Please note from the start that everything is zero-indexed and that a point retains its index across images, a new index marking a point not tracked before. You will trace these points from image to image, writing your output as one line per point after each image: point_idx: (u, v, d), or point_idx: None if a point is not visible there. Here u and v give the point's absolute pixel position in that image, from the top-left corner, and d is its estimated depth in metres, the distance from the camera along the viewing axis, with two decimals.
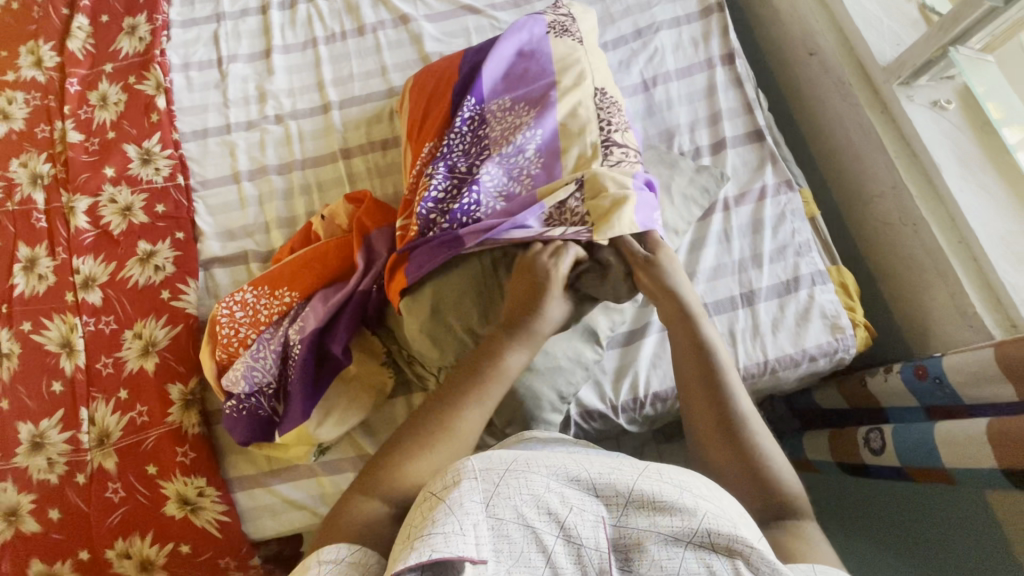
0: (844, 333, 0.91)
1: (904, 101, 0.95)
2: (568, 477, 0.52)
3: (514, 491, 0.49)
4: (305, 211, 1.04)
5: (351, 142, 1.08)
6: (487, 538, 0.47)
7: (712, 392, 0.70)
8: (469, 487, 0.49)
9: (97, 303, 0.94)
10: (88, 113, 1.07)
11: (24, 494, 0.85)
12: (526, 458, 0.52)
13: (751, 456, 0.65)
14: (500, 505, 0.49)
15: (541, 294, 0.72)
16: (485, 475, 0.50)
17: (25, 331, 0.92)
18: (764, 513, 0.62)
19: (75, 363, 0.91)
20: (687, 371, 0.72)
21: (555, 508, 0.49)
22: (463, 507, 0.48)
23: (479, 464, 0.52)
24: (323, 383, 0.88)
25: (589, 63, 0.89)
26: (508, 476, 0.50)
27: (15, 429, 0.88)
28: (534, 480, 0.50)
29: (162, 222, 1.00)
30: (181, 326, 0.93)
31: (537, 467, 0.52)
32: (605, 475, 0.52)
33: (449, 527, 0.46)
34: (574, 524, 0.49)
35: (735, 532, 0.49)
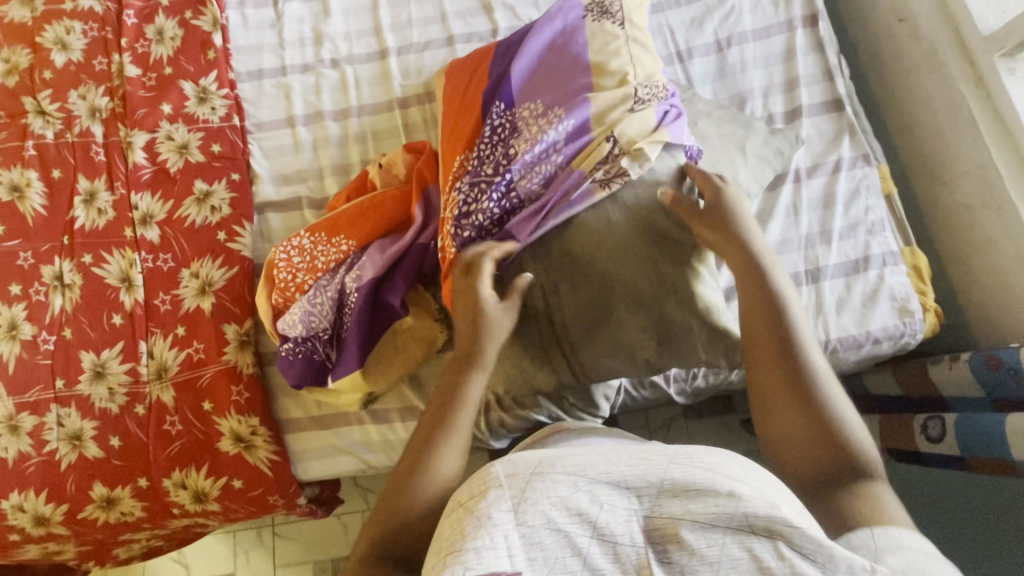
0: (913, 317, 0.88)
1: (1004, 75, 0.89)
2: (595, 471, 0.48)
3: (542, 497, 0.46)
4: (360, 159, 1.02)
5: (409, 91, 1.05)
6: (519, 549, 0.44)
7: (780, 342, 0.67)
8: (493, 497, 0.47)
9: (155, 241, 0.95)
10: (145, 47, 1.05)
11: (87, 421, 0.88)
12: (550, 459, 0.49)
13: (821, 411, 0.63)
14: (527, 512, 0.46)
15: (487, 323, 0.70)
16: (509, 483, 0.48)
17: (86, 263, 0.93)
18: (831, 472, 0.61)
19: (134, 298, 0.92)
20: (754, 308, 0.69)
21: (585, 508, 0.46)
22: (491, 519, 0.45)
23: (502, 470, 0.49)
24: (376, 332, 0.87)
25: (629, 47, 0.80)
26: (533, 479, 0.48)
27: (78, 358, 0.90)
28: (559, 480, 0.47)
29: (218, 163, 1.00)
30: (237, 267, 0.94)
31: (561, 466, 0.48)
32: (634, 466, 0.49)
33: (480, 543, 0.44)
34: (606, 523, 0.46)
35: (776, 513, 0.45)
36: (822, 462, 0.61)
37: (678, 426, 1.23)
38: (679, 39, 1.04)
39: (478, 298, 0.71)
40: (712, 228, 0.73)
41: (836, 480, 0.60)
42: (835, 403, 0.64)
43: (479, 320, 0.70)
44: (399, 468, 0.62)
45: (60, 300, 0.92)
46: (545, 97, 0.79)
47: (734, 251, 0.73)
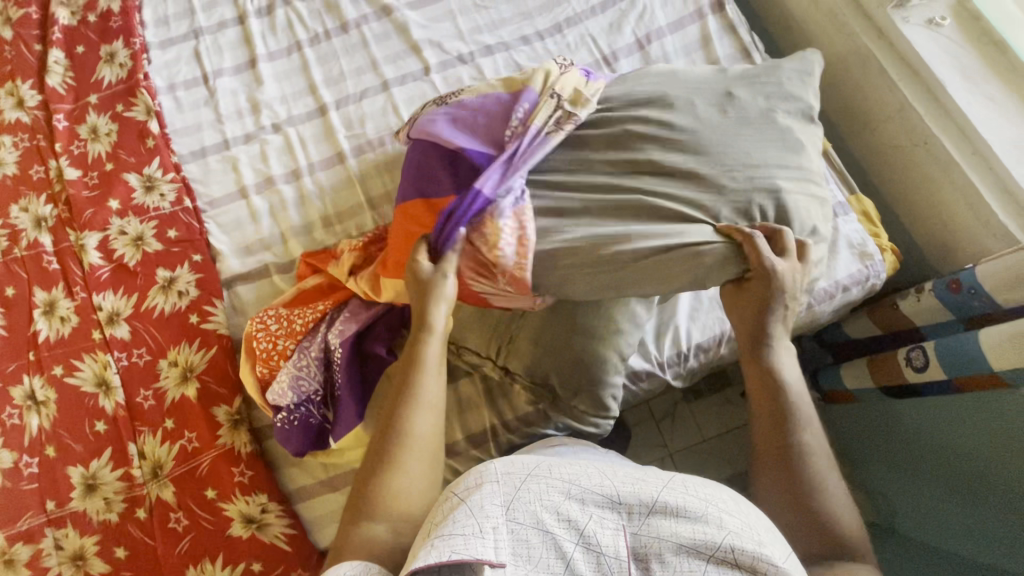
0: (873, 259, 0.92)
1: (901, 24, 0.96)
2: (590, 484, 0.53)
3: (535, 498, 0.51)
4: (320, 216, 1.02)
5: (355, 141, 1.06)
6: (506, 543, 0.48)
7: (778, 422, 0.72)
8: (490, 490, 0.51)
9: (126, 337, 0.92)
10: (81, 148, 1.04)
11: (87, 537, 0.84)
12: (549, 465, 0.54)
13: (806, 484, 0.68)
14: (518, 508, 0.50)
15: (432, 293, 0.72)
16: (505, 479, 0.52)
17: (58, 375, 0.90)
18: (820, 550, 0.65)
19: (114, 400, 0.89)
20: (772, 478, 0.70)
21: (574, 516, 0.50)
22: (483, 510, 0.49)
23: (500, 467, 0.53)
24: (368, 384, 0.88)
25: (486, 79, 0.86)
26: (529, 480, 0.52)
27: (65, 474, 0.86)
28: (555, 486, 0.52)
29: (176, 247, 0.98)
30: (216, 347, 0.92)
31: (557, 475, 0.53)
32: (630, 485, 0.53)
33: (470, 530, 0.47)
34: (592, 532, 0.50)
35: (759, 549, 0.48)
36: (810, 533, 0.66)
37: (682, 410, 1.25)
38: (602, 44, 1.09)
39: (418, 273, 0.74)
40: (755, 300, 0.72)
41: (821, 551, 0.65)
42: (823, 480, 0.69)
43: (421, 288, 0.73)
44: (371, 444, 0.68)
45: (36, 419, 0.89)
46: (490, 130, 0.79)
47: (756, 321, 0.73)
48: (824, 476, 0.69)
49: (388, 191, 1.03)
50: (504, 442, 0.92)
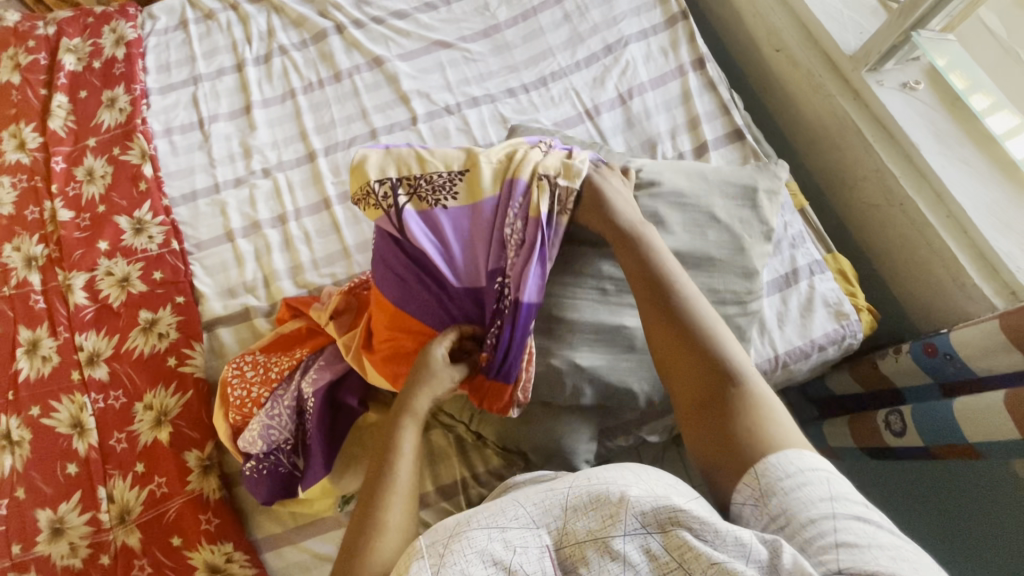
0: (849, 319, 0.91)
1: (875, 87, 0.98)
2: (506, 518, 0.51)
3: (459, 553, 0.48)
4: (304, 260, 1.04)
5: (341, 188, 1.09)
6: None
7: (657, 290, 0.68)
8: (417, 566, 0.49)
9: (104, 379, 0.94)
10: (77, 189, 1.07)
11: None
12: (466, 518, 0.52)
13: (699, 339, 0.63)
14: (447, 574, 0.47)
15: (419, 373, 0.73)
16: (429, 550, 0.50)
17: (34, 415, 0.91)
18: (720, 389, 0.59)
19: (87, 442, 0.90)
20: (675, 355, 0.63)
21: (499, 554, 0.48)
22: None
23: (424, 541, 0.52)
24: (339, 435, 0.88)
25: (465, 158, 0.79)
26: (452, 541, 0.50)
27: (34, 517, 0.86)
28: (474, 536, 0.50)
29: (161, 289, 1.00)
30: (191, 391, 0.93)
31: (475, 524, 0.51)
32: (540, 504, 0.52)
33: None
34: (519, 564, 0.47)
35: (662, 502, 0.48)
36: (704, 379, 0.60)
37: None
38: (584, 98, 1.12)
39: (427, 355, 0.74)
40: (589, 205, 0.77)
41: (721, 390, 0.59)
42: (717, 330, 0.63)
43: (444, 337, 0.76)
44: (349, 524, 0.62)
45: (9, 459, 0.89)
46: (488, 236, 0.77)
47: (600, 216, 0.76)
48: (714, 328, 0.64)
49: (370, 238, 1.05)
50: (475, 495, 0.90)
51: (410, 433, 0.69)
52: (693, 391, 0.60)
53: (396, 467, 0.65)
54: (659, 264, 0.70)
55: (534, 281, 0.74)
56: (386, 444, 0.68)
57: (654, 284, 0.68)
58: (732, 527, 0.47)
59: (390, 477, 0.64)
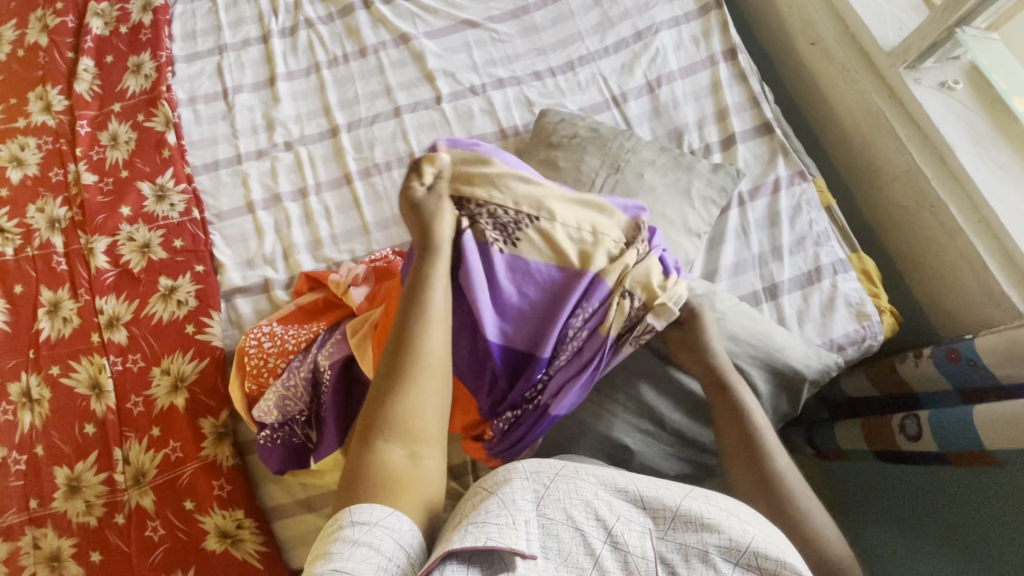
0: (870, 320, 0.90)
1: (912, 85, 0.95)
2: (617, 487, 0.54)
3: (565, 496, 0.52)
4: (324, 236, 1.04)
5: (362, 164, 1.09)
6: (535, 536, 0.49)
7: (752, 456, 0.71)
8: (521, 485, 0.52)
9: (124, 342, 0.95)
10: (101, 154, 1.08)
11: (65, 539, 0.85)
12: (578, 467, 0.55)
13: (790, 510, 0.67)
14: (550, 507, 0.51)
15: (437, 233, 0.73)
16: (536, 480, 0.53)
17: (54, 374, 0.93)
18: (807, 570, 0.64)
19: (105, 404, 0.91)
20: (764, 520, 0.67)
21: (603, 514, 0.51)
22: (515, 502, 0.51)
23: (530, 466, 0.55)
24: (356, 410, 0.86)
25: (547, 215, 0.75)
26: (560, 478, 0.53)
27: (51, 474, 0.88)
28: (585, 487, 0.53)
29: (181, 257, 1.01)
30: (208, 359, 0.93)
31: (585, 473, 0.54)
32: (655, 489, 0.54)
33: (503, 520, 0.49)
34: (621, 532, 0.50)
35: (784, 558, 0.50)
36: (792, 557, 0.65)
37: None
38: (612, 85, 1.10)
39: (435, 233, 0.73)
40: (684, 340, 0.76)
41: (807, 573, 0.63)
42: (807, 507, 0.67)
43: (427, 255, 0.72)
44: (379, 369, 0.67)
45: (29, 416, 0.91)
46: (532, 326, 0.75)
47: (700, 364, 0.76)
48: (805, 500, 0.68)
49: (390, 216, 1.05)
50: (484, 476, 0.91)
51: (440, 300, 0.69)
52: None
53: (428, 325, 0.67)
54: (755, 428, 0.72)
55: (574, 396, 0.73)
56: (412, 303, 0.69)
57: (750, 448, 0.71)
58: None
59: (419, 334, 0.67)
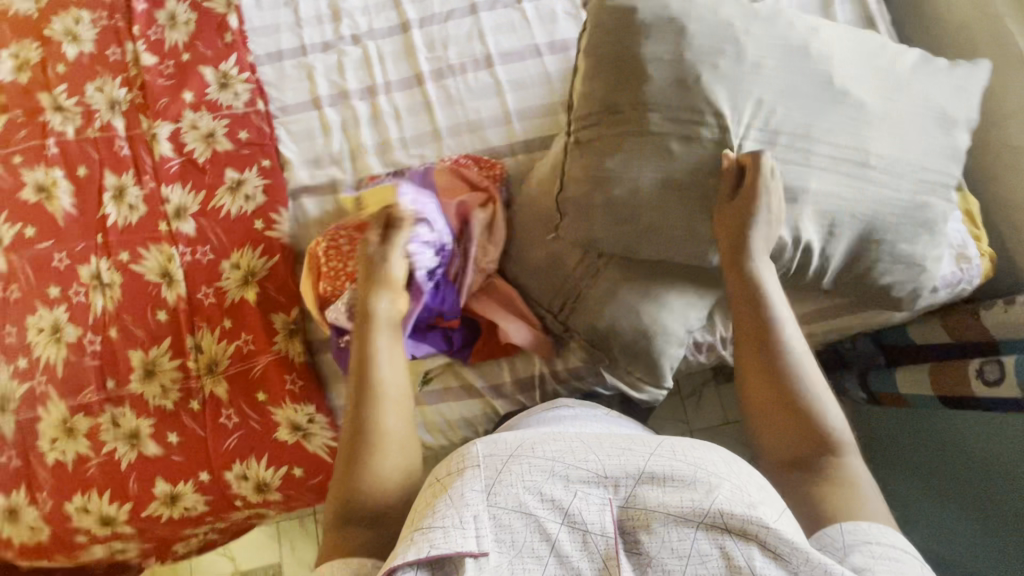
0: (970, 263, 0.86)
1: None
2: (575, 458, 0.51)
3: (516, 476, 0.50)
4: (396, 139, 1.00)
5: (435, 65, 1.02)
6: (487, 530, 0.47)
7: (765, 337, 0.66)
8: (471, 476, 0.50)
9: (192, 233, 0.93)
10: (159, 34, 1.01)
11: (143, 419, 0.87)
12: (530, 443, 0.53)
13: (805, 395, 0.62)
14: (499, 492, 0.49)
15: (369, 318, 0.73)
16: (486, 462, 0.51)
17: (124, 260, 0.92)
18: (810, 453, 0.60)
19: (176, 293, 0.91)
20: (770, 405, 0.63)
21: (557, 496, 0.49)
22: (464, 497, 0.49)
23: (481, 450, 0.53)
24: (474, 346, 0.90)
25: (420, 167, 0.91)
26: (511, 462, 0.51)
27: (126, 356, 0.88)
28: (537, 464, 0.51)
29: (246, 150, 0.97)
30: (278, 256, 0.92)
31: (539, 453, 0.52)
32: (616, 456, 0.52)
33: (448, 521, 0.47)
34: (578, 510, 0.48)
35: (748, 512, 0.48)
36: (803, 441, 0.60)
37: (711, 390, 1.29)
38: None
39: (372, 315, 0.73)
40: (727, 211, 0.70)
41: (814, 457, 0.60)
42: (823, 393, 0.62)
43: (366, 335, 0.72)
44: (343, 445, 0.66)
45: (101, 300, 0.91)
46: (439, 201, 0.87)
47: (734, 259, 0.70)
48: (817, 392, 0.62)
49: (463, 122, 1.00)
50: (551, 391, 0.91)
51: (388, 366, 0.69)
52: (792, 440, 0.61)
53: (383, 401, 0.67)
54: (773, 314, 0.67)
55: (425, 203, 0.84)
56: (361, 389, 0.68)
57: (763, 330, 0.66)
58: (820, 556, 0.47)
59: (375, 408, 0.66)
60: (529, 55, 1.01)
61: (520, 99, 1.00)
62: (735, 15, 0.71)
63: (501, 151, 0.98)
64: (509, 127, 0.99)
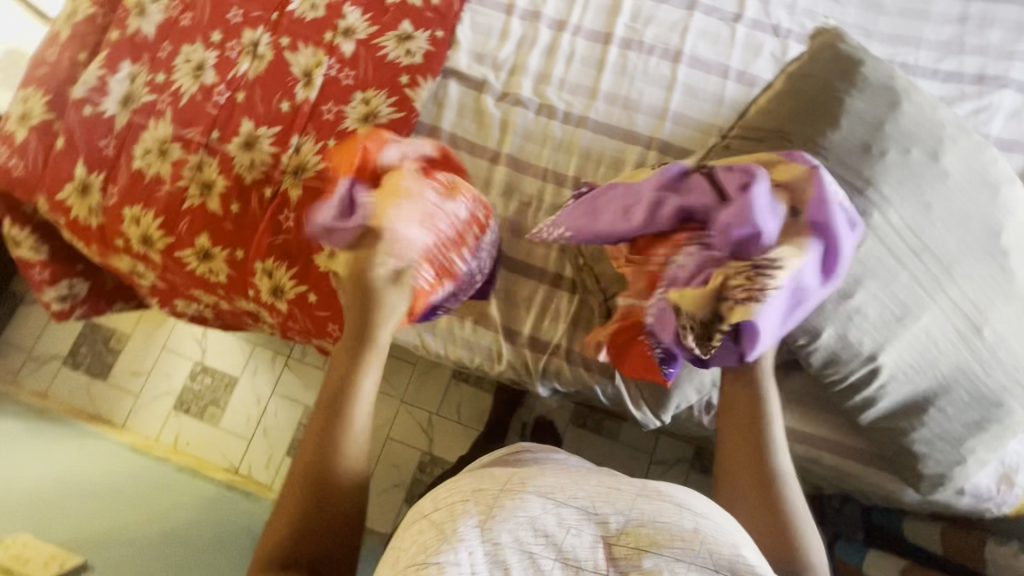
0: (1009, 489, 0.82)
1: None
2: (564, 497, 0.53)
3: (508, 515, 0.50)
4: (557, 77, 1.02)
5: (628, 34, 1.03)
6: (482, 566, 0.48)
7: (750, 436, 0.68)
8: (462, 512, 0.51)
9: (347, 55, 0.98)
10: None
11: (221, 177, 0.93)
12: (519, 480, 0.54)
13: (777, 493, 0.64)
14: (491, 529, 0.49)
15: (375, 308, 0.73)
16: (476, 498, 0.52)
17: (282, 44, 0.97)
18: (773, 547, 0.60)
19: (307, 95, 0.96)
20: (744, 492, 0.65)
21: (551, 530, 0.50)
22: (456, 533, 0.49)
23: (469, 486, 0.54)
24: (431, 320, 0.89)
25: (526, 131, 0.99)
26: (502, 496, 0.52)
27: (238, 121, 0.94)
28: (528, 503, 0.52)
29: (430, 14, 1.01)
30: (404, 114, 0.97)
31: (529, 486, 0.53)
32: (602, 496, 0.53)
33: (445, 556, 0.47)
34: (572, 546, 0.49)
35: (730, 548, 0.50)
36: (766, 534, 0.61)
37: (680, 468, 1.28)
38: None
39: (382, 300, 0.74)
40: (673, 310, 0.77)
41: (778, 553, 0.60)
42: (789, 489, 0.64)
43: (357, 348, 0.72)
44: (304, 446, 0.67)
45: (246, 64, 0.97)
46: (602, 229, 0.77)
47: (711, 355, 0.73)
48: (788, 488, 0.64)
49: (623, 96, 1.00)
50: (556, 366, 0.92)
51: (369, 381, 0.70)
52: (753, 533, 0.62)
53: (351, 408, 0.68)
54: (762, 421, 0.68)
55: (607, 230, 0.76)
56: (338, 396, 0.69)
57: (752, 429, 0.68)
58: None
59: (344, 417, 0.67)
60: (715, 71, 1.01)
61: (684, 104, 1.00)
62: (938, 127, 0.69)
63: (640, 139, 0.99)
64: (659, 123, 0.99)
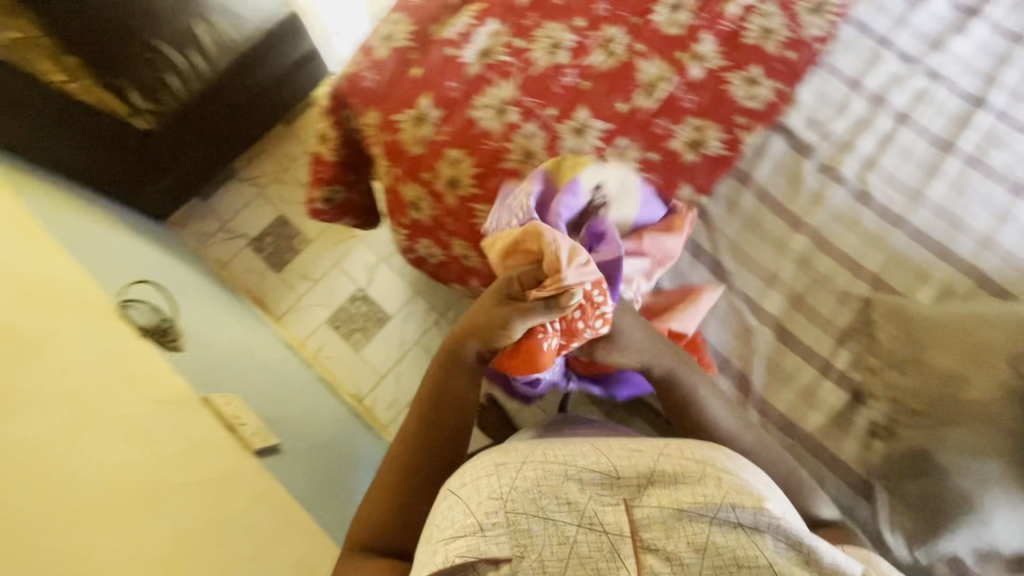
0: None
1: None
2: (582, 463, 0.65)
3: (531, 480, 0.63)
4: (885, 168, 0.99)
5: (975, 151, 0.98)
6: (511, 533, 0.60)
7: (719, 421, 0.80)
8: (489, 482, 0.64)
9: (694, 78, 0.98)
10: None
11: (545, 152, 0.96)
12: (541, 451, 0.67)
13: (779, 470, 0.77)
14: (516, 499, 0.62)
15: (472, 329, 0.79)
16: (505, 471, 0.65)
17: (637, 49, 0.99)
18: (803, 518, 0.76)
19: (646, 104, 0.97)
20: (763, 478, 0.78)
21: (572, 498, 0.62)
22: (482, 505, 0.62)
23: (500, 459, 0.67)
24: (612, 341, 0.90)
25: (835, 210, 0.97)
26: (526, 467, 0.65)
27: (577, 106, 0.97)
28: (552, 473, 0.64)
29: (782, 66, 1.00)
30: (729, 154, 0.97)
31: (552, 459, 0.65)
32: (620, 459, 0.65)
33: (477, 529, 0.61)
34: (591, 510, 0.61)
35: (730, 496, 0.60)
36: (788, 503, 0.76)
37: None
38: None
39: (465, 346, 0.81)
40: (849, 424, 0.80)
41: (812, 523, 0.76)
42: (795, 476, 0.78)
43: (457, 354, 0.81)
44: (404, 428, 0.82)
45: (599, 56, 0.99)
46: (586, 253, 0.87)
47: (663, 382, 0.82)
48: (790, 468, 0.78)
49: (952, 210, 0.96)
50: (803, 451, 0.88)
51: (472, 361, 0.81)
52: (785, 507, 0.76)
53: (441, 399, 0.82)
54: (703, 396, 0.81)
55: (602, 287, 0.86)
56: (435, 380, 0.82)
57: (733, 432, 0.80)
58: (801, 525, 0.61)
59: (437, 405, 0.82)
60: None
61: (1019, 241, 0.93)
62: None
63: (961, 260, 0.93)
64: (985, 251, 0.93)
